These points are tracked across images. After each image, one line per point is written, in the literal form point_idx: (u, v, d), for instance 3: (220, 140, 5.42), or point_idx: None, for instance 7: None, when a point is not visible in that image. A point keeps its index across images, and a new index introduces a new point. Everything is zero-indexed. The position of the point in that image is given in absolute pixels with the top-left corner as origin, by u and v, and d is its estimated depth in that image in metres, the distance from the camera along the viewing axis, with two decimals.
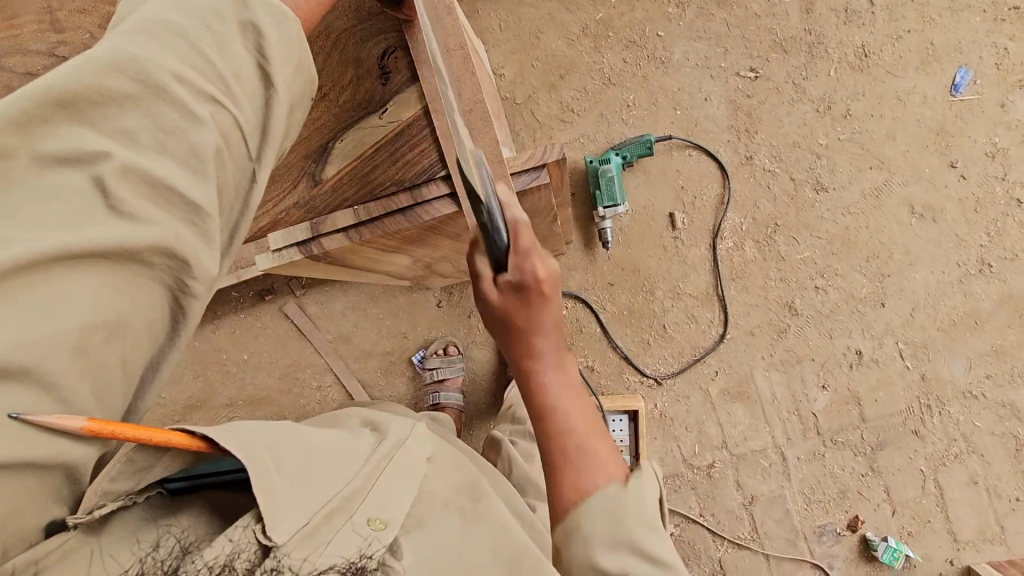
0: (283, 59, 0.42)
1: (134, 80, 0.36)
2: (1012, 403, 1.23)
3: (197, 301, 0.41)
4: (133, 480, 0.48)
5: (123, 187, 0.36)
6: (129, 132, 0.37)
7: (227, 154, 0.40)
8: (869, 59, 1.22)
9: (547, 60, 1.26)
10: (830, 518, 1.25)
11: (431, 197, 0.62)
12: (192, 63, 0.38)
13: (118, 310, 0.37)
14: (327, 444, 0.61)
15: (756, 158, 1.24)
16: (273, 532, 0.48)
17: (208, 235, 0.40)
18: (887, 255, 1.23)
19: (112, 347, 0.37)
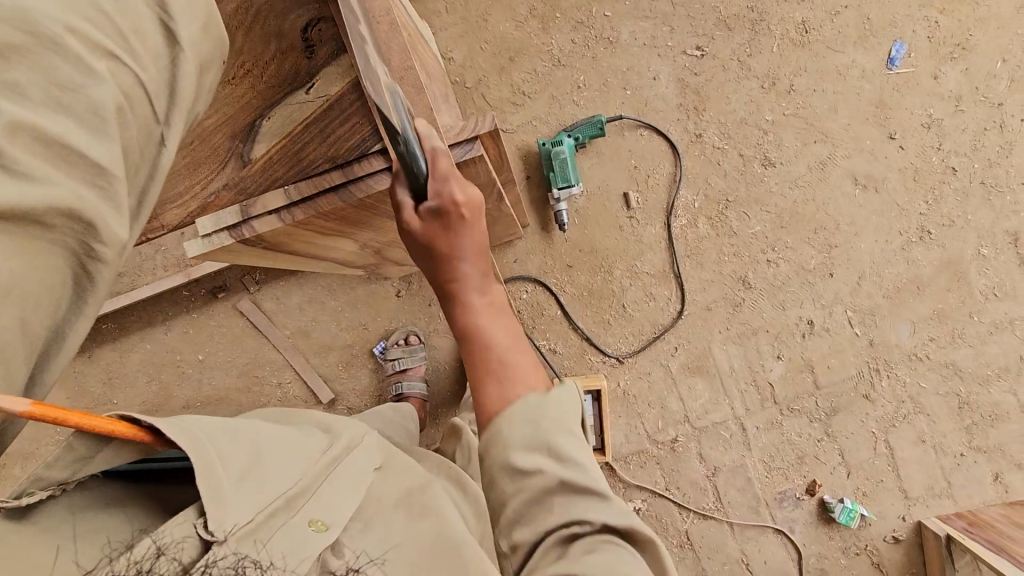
0: (187, 20, 0.43)
1: (22, 32, 0.35)
2: (953, 363, 1.29)
3: (104, 266, 0.41)
4: (71, 470, 0.45)
5: (15, 143, 0.35)
6: (18, 87, 0.36)
7: (129, 113, 0.40)
8: (809, 35, 1.25)
9: (495, 42, 1.24)
10: (790, 483, 1.29)
11: (365, 173, 0.61)
12: (88, 16, 0.38)
13: (16, 270, 0.36)
14: (281, 437, 0.58)
15: (705, 135, 1.26)
16: (215, 526, 0.44)
17: (114, 197, 0.40)
18: (833, 226, 1.27)
19: (11, 308, 0.36)
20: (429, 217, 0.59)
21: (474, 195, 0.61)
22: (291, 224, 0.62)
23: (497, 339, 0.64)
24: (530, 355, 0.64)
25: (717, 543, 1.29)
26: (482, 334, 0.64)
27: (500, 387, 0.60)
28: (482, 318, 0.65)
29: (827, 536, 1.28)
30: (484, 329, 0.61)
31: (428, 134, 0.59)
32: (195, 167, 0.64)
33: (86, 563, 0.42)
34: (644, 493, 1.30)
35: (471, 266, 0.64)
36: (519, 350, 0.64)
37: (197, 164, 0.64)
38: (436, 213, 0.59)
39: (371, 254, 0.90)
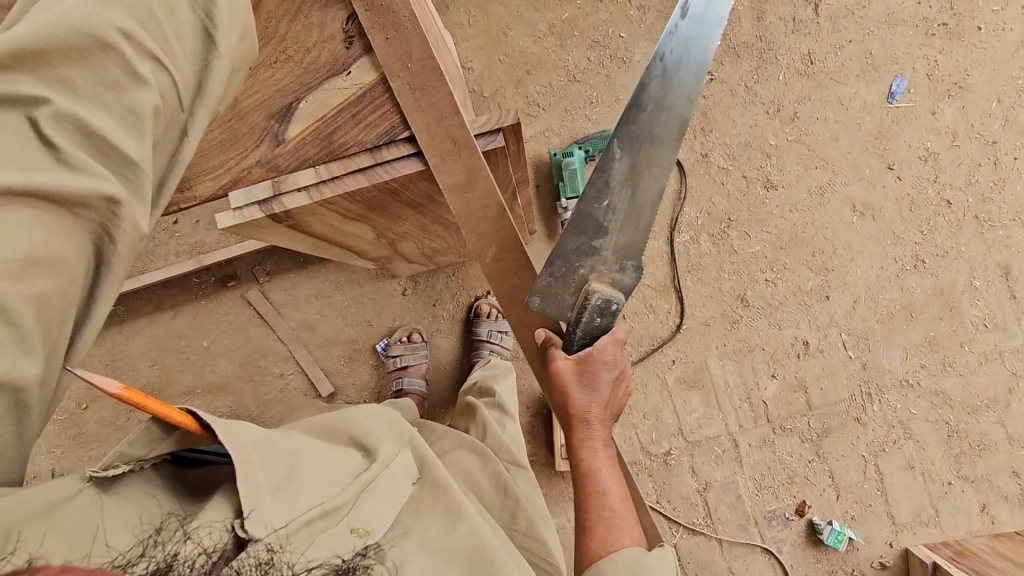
0: (226, 27, 0.51)
1: (85, 36, 0.44)
2: (944, 391, 1.31)
3: (122, 244, 0.48)
4: (145, 448, 0.56)
5: (64, 134, 0.44)
6: (68, 84, 0.44)
7: (162, 113, 0.49)
8: (814, 66, 1.31)
9: (514, 56, 1.30)
10: (780, 503, 1.31)
11: (392, 158, 0.67)
12: (141, 23, 0.47)
13: (52, 246, 0.43)
14: (319, 454, 0.67)
15: (711, 156, 1.31)
16: (251, 526, 0.52)
17: (139, 189, 0.48)
18: (831, 251, 1.31)
19: (49, 276, 0.43)
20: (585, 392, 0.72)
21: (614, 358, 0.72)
22: (320, 201, 0.66)
23: (609, 486, 0.71)
24: (635, 518, 0.70)
25: (705, 559, 1.30)
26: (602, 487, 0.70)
27: (602, 534, 0.68)
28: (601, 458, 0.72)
29: (814, 558, 1.29)
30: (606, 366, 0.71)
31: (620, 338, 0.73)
32: (230, 143, 0.66)
33: (117, 547, 0.49)
34: None
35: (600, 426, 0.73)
36: (618, 484, 0.71)
37: (231, 141, 0.66)
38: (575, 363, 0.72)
39: (385, 246, 0.93)
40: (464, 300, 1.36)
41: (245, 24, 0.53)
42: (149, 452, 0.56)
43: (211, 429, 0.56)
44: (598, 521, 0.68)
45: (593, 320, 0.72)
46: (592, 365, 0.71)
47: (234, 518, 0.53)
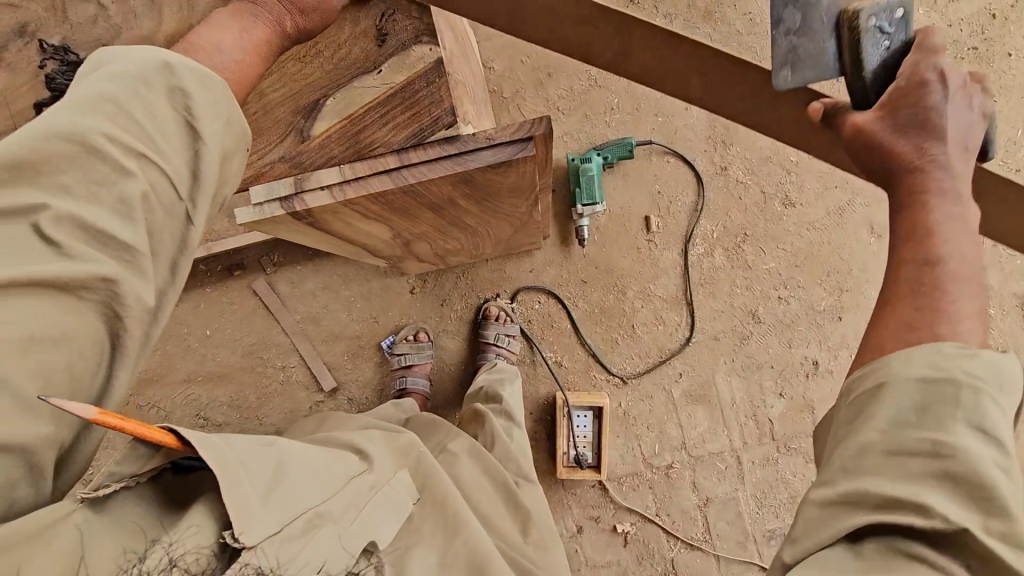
0: (207, 115, 0.51)
1: (71, 143, 0.46)
2: None
3: (128, 322, 0.49)
4: (137, 465, 0.53)
5: (63, 232, 0.47)
6: (65, 187, 0.47)
7: (155, 201, 0.50)
8: (839, 83, 1.29)
9: (536, 58, 1.28)
10: (780, 522, 1.29)
11: (418, 162, 0.64)
12: (123, 124, 0.48)
13: (53, 332, 0.46)
14: (315, 455, 0.65)
15: (731, 169, 1.29)
16: (242, 536, 0.51)
17: (143, 270, 0.50)
18: (846, 271, 1.29)
19: (56, 359, 0.46)
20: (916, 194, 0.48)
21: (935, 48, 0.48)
22: (342, 202, 0.65)
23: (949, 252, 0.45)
24: (981, 279, 0.45)
25: None
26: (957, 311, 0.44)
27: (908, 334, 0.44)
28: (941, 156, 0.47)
29: None
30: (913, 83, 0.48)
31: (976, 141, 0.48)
32: (256, 135, 0.67)
33: None
34: (634, 516, 1.30)
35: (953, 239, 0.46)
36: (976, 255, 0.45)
37: (257, 134, 0.68)
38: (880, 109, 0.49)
39: (399, 245, 0.91)
40: (472, 301, 1.34)
41: (227, 111, 0.53)
42: (142, 468, 0.53)
43: (194, 448, 0.52)
44: (914, 307, 0.44)
45: (877, 43, 0.50)
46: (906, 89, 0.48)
47: (222, 533, 0.51)
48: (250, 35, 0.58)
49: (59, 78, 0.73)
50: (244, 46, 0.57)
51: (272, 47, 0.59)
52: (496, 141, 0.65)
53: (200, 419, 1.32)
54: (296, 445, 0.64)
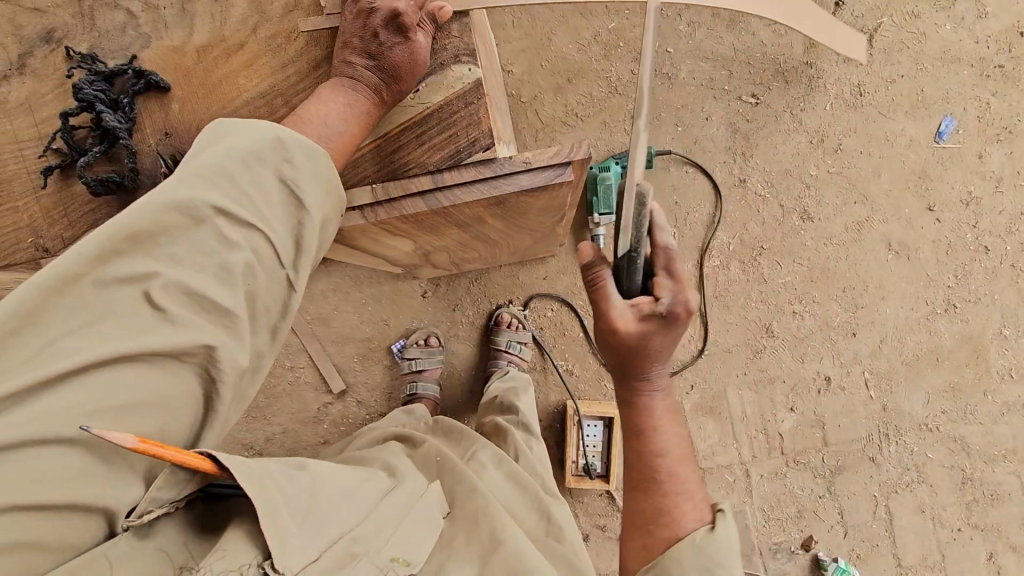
0: (307, 187, 0.59)
1: (186, 219, 0.53)
2: (962, 438, 1.30)
3: (223, 383, 0.55)
4: (175, 491, 0.53)
5: (175, 299, 0.53)
6: (177, 257, 0.53)
7: (257, 268, 0.56)
8: (862, 97, 1.28)
9: (556, 63, 1.26)
10: (786, 536, 1.29)
11: (452, 183, 0.67)
12: (231, 199, 0.55)
13: (162, 393, 0.52)
14: (349, 476, 0.64)
15: (749, 181, 1.28)
16: (280, 565, 0.51)
17: (241, 333, 0.56)
18: (862, 287, 1.29)
19: (155, 418, 0.52)
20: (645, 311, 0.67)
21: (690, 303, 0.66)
22: (374, 223, 0.68)
23: None
24: None
25: None
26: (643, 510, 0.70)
27: None
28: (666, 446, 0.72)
29: None
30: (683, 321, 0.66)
31: (661, 225, 0.67)
32: None
33: None
34: None
35: (662, 372, 0.73)
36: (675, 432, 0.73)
37: None
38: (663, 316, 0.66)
39: (419, 257, 0.91)
40: (485, 307, 1.33)
41: (329, 174, 0.61)
42: (180, 494, 0.53)
43: (230, 472, 0.52)
44: None
45: None
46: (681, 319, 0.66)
47: (262, 561, 0.51)
48: (354, 108, 0.65)
49: (85, 86, 0.71)
50: (347, 119, 0.64)
51: (372, 117, 0.66)
52: (533, 165, 0.67)
53: None
54: (330, 467, 0.63)
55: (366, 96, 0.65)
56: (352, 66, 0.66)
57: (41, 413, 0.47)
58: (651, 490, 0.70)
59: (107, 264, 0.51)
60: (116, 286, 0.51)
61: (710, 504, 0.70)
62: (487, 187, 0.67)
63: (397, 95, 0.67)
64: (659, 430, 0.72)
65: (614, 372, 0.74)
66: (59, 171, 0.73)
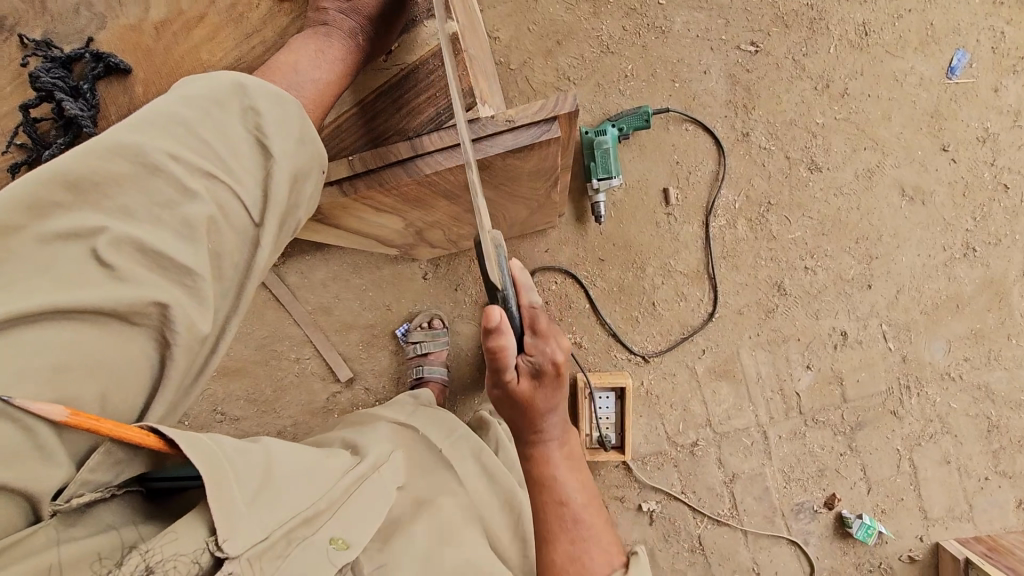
0: (276, 138, 0.59)
1: (134, 166, 0.51)
2: (986, 385, 1.26)
3: (180, 347, 0.54)
4: (111, 472, 0.51)
5: (121, 254, 0.51)
6: (127, 209, 0.52)
7: (219, 223, 0.56)
8: (869, 37, 1.21)
9: (544, 24, 1.20)
10: (808, 496, 1.27)
11: (433, 149, 0.64)
12: (191, 148, 0.54)
13: (105, 355, 0.51)
14: (305, 453, 0.63)
15: (752, 135, 1.22)
16: (227, 545, 0.50)
17: (196, 292, 0.55)
18: (876, 237, 1.24)
19: (97, 384, 0.50)
20: (526, 374, 0.66)
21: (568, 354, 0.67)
22: (353, 197, 0.67)
23: None
24: None
25: (729, 550, 1.27)
26: (561, 490, 0.71)
27: None
28: (557, 455, 0.72)
29: (842, 551, 1.27)
30: (564, 373, 0.67)
31: (525, 284, 0.67)
32: None
33: None
34: (659, 495, 1.28)
35: (556, 421, 0.71)
36: (573, 450, 0.74)
37: None
38: (535, 373, 0.65)
39: (411, 235, 0.88)
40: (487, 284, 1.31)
41: (298, 126, 0.60)
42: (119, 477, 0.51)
43: (176, 446, 0.51)
44: None
45: None
46: (554, 373, 0.66)
47: (209, 539, 0.50)
48: (326, 55, 0.65)
49: (42, 74, 0.70)
50: (320, 66, 0.65)
51: (346, 64, 0.66)
52: (516, 123, 0.64)
53: (217, 414, 1.30)
54: (284, 444, 0.62)
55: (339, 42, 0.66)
56: (324, 14, 0.67)
57: None
58: (546, 507, 0.70)
59: (43, 214, 0.49)
60: (54, 239, 0.49)
61: (620, 545, 0.70)
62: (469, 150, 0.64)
63: (370, 41, 0.68)
64: (557, 468, 0.71)
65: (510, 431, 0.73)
66: (27, 167, 0.72)
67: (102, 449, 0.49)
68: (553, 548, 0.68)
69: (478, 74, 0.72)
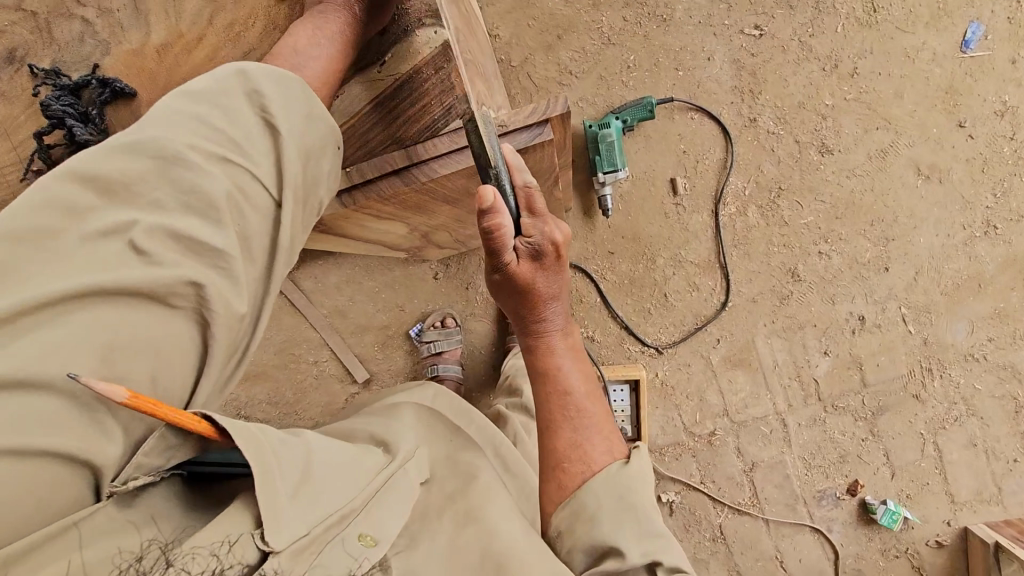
0: (284, 116, 0.60)
1: (154, 160, 0.54)
2: (1013, 365, 1.23)
3: (216, 326, 0.57)
4: (163, 458, 0.52)
5: (152, 242, 0.53)
6: (157, 202, 0.54)
7: (242, 203, 0.58)
8: (877, 14, 1.18)
9: (543, 19, 1.20)
10: (830, 482, 1.26)
11: (428, 156, 0.67)
12: (206, 136, 0.56)
13: (145, 339, 0.52)
14: (343, 451, 0.63)
15: (760, 120, 1.21)
16: (271, 538, 0.50)
17: (229, 272, 0.57)
18: (892, 218, 1.21)
19: (142, 363, 0.52)
20: (527, 256, 0.65)
21: (565, 235, 0.67)
22: (354, 207, 0.71)
23: None
24: None
25: (751, 539, 1.27)
26: (564, 379, 0.73)
27: None
28: (561, 348, 0.73)
29: (866, 537, 1.25)
30: (563, 254, 0.66)
31: (518, 166, 0.62)
32: None
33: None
34: (678, 485, 1.28)
35: (557, 309, 0.72)
36: (581, 369, 0.74)
37: None
38: (535, 257, 0.64)
39: (418, 239, 0.90)
40: None
41: (304, 104, 0.62)
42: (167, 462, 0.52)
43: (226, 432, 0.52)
44: None
45: None
46: (553, 254, 0.65)
47: (254, 529, 0.50)
48: (324, 30, 0.72)
49: (53, 103, 0.79)
50: (321, 41, 0.71)
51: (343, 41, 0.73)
52: (510, 128, 0.67)
53: (241, 418, 1.33)
54: (324, 442, 0.63)
55: (336, 17, 0.73)
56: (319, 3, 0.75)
57: (29, 350, 0.47)
58: (557, 428, 0.71)
59: (73, 216, 0.51)
60: (89, 238, 0.51)
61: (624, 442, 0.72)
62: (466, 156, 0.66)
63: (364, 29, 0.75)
64: (559, 356, 0.73)
65: (512, 320, 0.74)
66: None
67: (156, 434, 0.51)
68: (557, 435, 0.70)
69: (477, 76, 0.72)
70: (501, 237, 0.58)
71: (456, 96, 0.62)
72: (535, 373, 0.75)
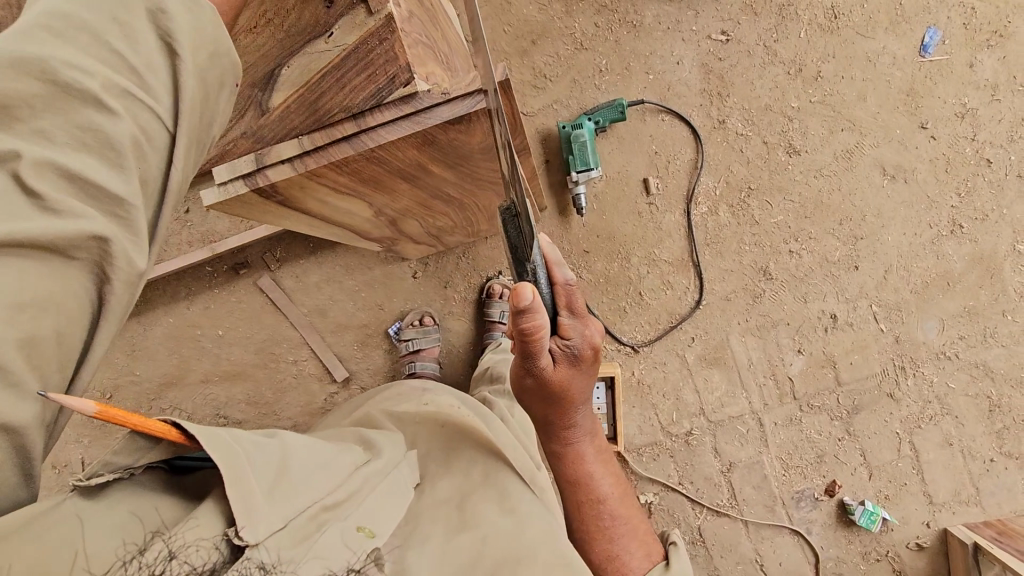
0: (192, 46, 0.46)
1: (41, 81, 0.39)
2: (984, 363, 1.24)
3: (119, 288, 0.44)
4: (132, 456, 0.49)
5: (43, 183, 0.40)
6: (45, 133, 0.40)
7: (144, 147, 0.45)
8: (838, 20, 1.23)
9: (518, 25, 1.24)
10: (808, 483, 1.26)
11: (376, 123, 0.66)
12: (104, 60, 0.42)
13: (39, 295, 0.40)
14: (319, 450, 0.62)
15: (728, 122, 1.24)
16: (245, 532, 0.48)
17: (134, 226, 0.45)
18: (859, 218, 1.24)
19: (45, 322, 0.40)
20: (562, 359, 0.66)
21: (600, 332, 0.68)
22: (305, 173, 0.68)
23: None
24: None
25: (730, 541, 1.26)
26: (596, 488, 0.75)
27: None
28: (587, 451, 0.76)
29: (847, 540, 1.24)
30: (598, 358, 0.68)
31: (556, 260, 0.60)
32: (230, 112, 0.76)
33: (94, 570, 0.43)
34: (657, 486, 1.27)
35: (583, 411, 0.74)
36: (607, 470, 0.77)
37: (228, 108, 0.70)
38: (573, 358, 0.65)
39: (386, 225, 0.95)
40: (474, 281, 1.34)
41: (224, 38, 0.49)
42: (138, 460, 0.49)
43: (197, 440, 0.49)
44: None
45: None
46: (589, 358, 0.67)
47: (228, 528, 0.48)
48: None
49: None
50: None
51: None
52: (451, 95, 0.66)
53: (220, 418, 1.33)
54: (301, 443, 0.61)
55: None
56: None
57: None
58: (594, 539, 0.72)
59: None
60: None
61: (656, 537, 0.74)
62: (405, 123, 0.66)
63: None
64: (589, 462, 0.75)
65: (540, 425, 0.75)
66: None
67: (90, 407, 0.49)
68: (593, 546, 0.72)
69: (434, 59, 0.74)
70: (536, 333, 0.57)
71: (400, 64, 0.65)
72: (566, 484, 0.76)
